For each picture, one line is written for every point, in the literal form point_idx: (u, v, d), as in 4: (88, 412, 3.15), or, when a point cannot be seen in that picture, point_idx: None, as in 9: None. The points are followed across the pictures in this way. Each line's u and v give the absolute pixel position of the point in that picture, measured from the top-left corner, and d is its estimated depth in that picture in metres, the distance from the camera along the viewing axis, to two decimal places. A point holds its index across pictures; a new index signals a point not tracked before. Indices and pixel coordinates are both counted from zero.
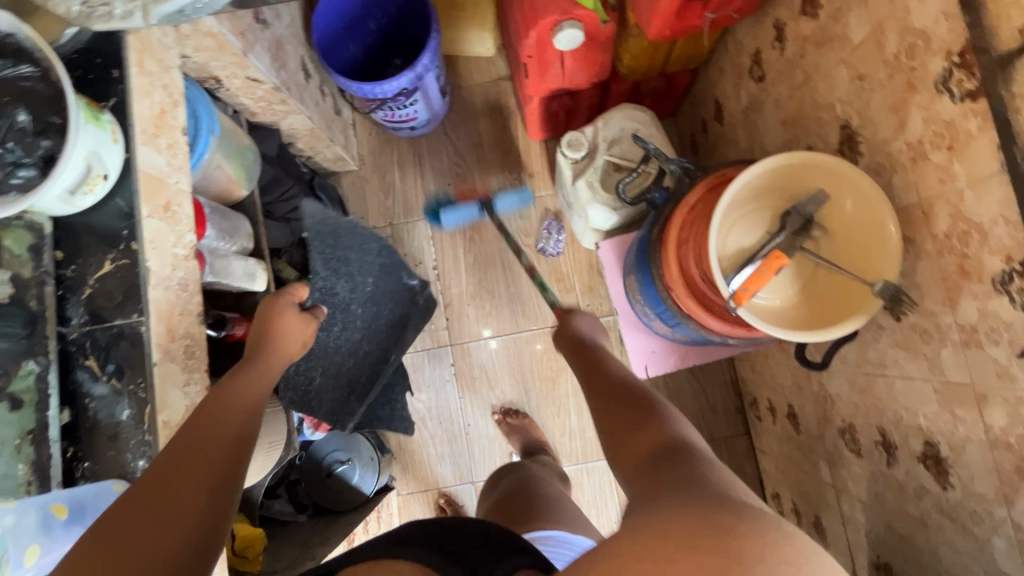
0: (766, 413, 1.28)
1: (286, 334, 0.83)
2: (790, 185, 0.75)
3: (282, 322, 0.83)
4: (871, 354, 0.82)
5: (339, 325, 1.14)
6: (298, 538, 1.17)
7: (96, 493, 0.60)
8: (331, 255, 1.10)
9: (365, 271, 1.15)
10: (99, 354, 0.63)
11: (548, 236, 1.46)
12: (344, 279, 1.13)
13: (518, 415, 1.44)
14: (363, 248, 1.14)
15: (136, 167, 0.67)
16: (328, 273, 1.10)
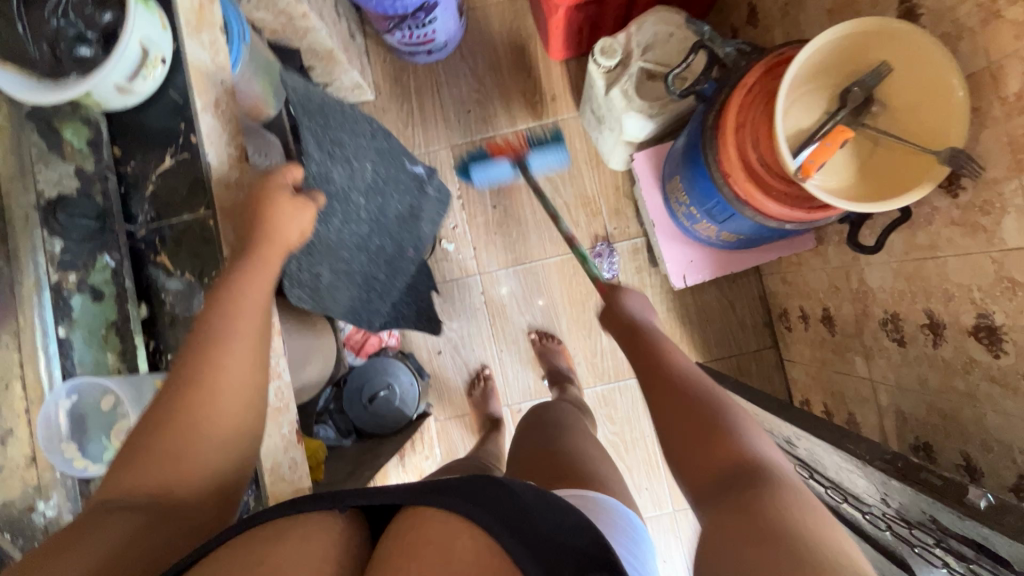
0: (797, 321, 1.30)
1: (279, 223, 0.63)
2: (852, 61, 0.74)
3: (274, 209, 0.62)
4: (922, 238, 0.83)
5: (337, 217, 0.90)
6: (348, 458, 1.20)
7: None
8: (322, 135, 0.88)
9: (363, 155, 0.92)
10: (170, 249, 0.63)
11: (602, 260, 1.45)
12: (339, 164, 0.88)
13: (551, 338, 1.45)
14: (356, 127, 0.92)
15: (186, 58, 0.64)
16: (321, 156, 0.86)
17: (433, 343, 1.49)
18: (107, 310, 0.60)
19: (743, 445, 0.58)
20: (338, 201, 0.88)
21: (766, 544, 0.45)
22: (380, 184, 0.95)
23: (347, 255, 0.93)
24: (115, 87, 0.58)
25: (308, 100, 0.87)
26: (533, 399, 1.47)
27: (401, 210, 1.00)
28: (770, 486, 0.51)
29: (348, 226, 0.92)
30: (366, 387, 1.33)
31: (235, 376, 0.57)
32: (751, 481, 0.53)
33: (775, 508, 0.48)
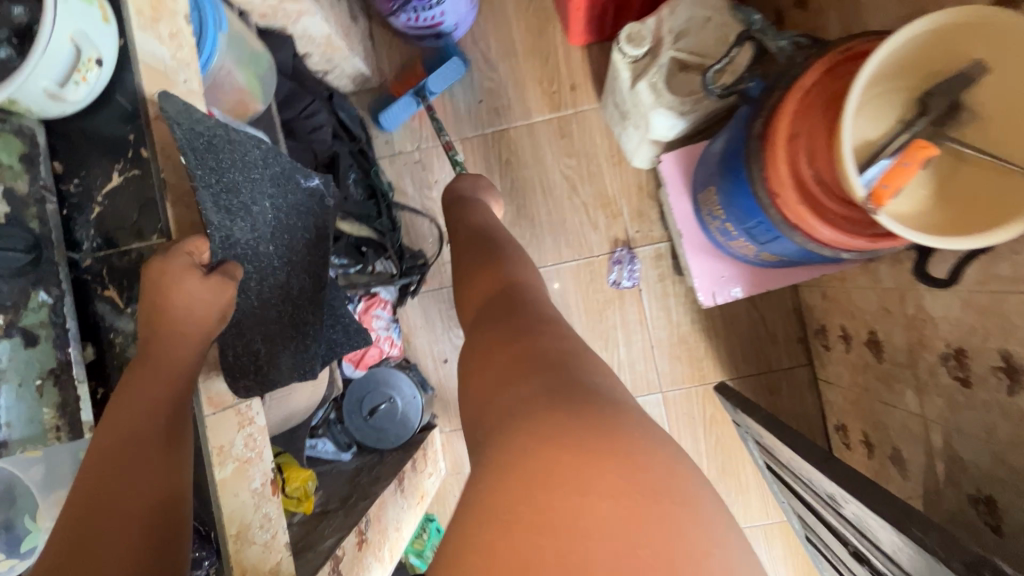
0: (837, 341, 1.18)
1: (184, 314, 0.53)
2: (937, 58, 0.60)
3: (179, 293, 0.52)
4: (1005, 269, 0.70)
5: (257, 278, 0.65)
6: (344, 477, 1.13)
7: None
8: (215, 182, 0.57)
9: (262, 195, 0.64)
10: (119, 282, 0.54)
11: (621, 267, 1.34)
12: (245, 217, 0.61)
13: None
14: (247, 160, 0.62)
15: (136, 56, 0.55)
16: (222, 213, 0.57)
17: (439, 351, 1.40)
18: (43, 356, 0.51)
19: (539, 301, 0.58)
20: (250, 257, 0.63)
21: (532, 374, 0.43)
22: (291, 223, 0.68)
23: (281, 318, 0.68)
24: (45, 94, 0.49)
25: (195, 135, 0.55)
26: None
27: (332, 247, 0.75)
28: (550, 326, 0.52)
29: (275, 283, 0.67)
30: (366, 399, 1.25)
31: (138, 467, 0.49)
32: (538, 320, 0.53)
33: (560, 342, 0.49)
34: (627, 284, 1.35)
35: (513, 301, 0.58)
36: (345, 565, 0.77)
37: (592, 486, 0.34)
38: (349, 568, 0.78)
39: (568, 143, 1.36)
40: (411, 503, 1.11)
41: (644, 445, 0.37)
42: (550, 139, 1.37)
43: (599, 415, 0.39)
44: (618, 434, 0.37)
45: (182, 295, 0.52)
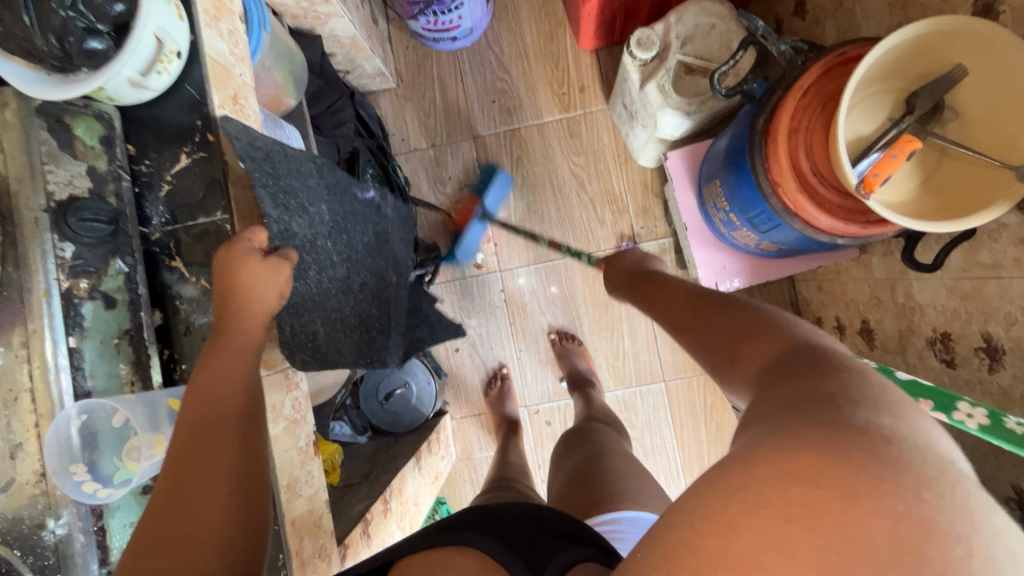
0: (831, 331, 1.25)
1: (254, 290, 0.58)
2: (922, 62, 0.67)
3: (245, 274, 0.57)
4: (984, 256, 0.77)
5: (314, 268, 0.73)
6: (363, 457, 1.19)
7: None
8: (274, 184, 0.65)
9: (316, 196, 0.74)
10: (185, 253, 0.60)
11: None
12: (300, 215, 0.70)
13: (574, 340, 1.40)
14: (303, 168, 0.71)
15: (203, 50, 0.61)
16: (279, 209, 0.66)
17: (451, 340, 1.46)
18: (120, 318, 0.56)
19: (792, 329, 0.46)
20: (310, 254, 0.72)
21: (800, 401, 0.35)
22: (342, 220, 0.79)
23: (336, 302, 0.79)
24: (129, 81, 0.54)
25: (255, 148, 0.61)
26: (552, 401, 1.44)
27: (367, 240, 0.86)
28: (823, 354, 0.41)
29: (330, 275, 0.77)
30: (383, 384, 1.31)
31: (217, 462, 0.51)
32: (814, 352, 0.41)
33: (832, 369, 0.38)
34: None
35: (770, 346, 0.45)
36: (373, 528, 0.83)
37: (827, 509, 0.29)
38: (376, 531, 0.84)
39: (577, 142, 1.43)
40: (426, 481, 1.16)
41: (900, 452, 0.30)
42: (560, 138, 1.43)
43: (837, 424, 0.32)
44: (880, 452, 0.30)
45: (240, 265, 0.57)
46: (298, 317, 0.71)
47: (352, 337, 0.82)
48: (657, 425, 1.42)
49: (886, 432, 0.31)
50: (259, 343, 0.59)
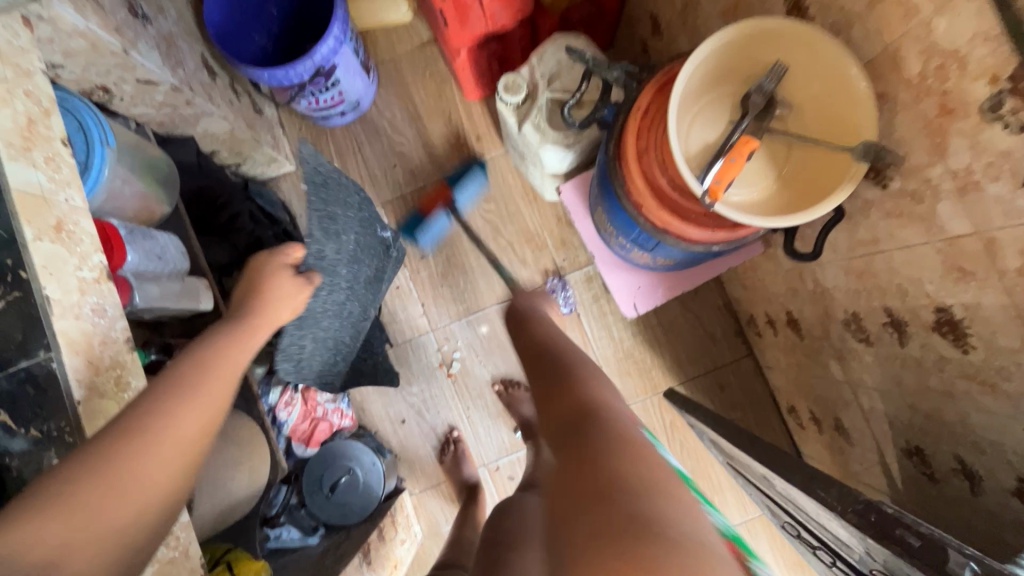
0: (766, 326, 1.24)
1: (273, 294, 0.87)
2: (745, 65, 0.69)
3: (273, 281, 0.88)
4: (863, 233, 0.77)
5: (327, 288, 1.05)
6: (310, 562, 1.10)
7: None
8: (320, 209, 0.99)
9: (351, 227, 1.08)
10: (9, 406, 0.54)
11: (556, 296, 1.38)
12: (333, 241, 1.03)
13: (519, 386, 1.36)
14: (347, 202, 1.07)
15: (7, 185, 0.57)
16: (321, 233, 0.99)
17: (395, 413, 1.40)
18: None
19: (604, 415, 0.60)
20: (330, 275, 1.04)
21: (597, 494, 0.48)
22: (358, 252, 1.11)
23: (329, 323, 1.11)
24: None
25: (315, 171, 0.98)
26: (510, 453, 1.38)
27: (370, 273, 1.17)
28: (603, 431, 0.57)
29: (333, 295, 1.08)
30: (326, 475, 1.23)
31: (186, 426, 0.60)
32: (588, 417, 0.60)
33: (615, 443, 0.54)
34: (565, 310, 1.39)
35: (584, 415, 0.60)
36: None
37: None
38: None
39: (484, 189, 1.43)
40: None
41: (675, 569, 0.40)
42: None
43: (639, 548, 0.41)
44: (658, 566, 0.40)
45: (269, 276, 0.88)
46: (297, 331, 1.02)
47: (324, 356, 1.14)
48: None
49: (661, 543, 0.42)
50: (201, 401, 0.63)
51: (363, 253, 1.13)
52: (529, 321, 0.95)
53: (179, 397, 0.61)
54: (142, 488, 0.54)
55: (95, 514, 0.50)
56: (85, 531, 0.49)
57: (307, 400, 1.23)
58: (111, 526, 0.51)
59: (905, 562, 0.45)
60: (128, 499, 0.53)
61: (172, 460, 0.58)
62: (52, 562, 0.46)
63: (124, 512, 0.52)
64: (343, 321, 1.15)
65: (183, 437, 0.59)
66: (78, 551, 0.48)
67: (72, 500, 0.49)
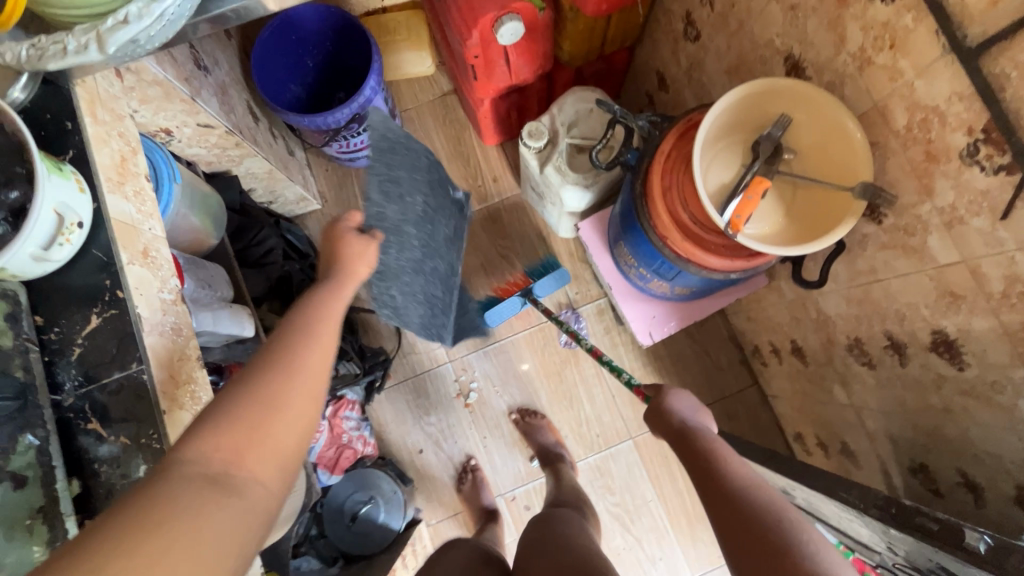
0: (770, 355, 1.31)
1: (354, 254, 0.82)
2: (754, 116, 0.79)
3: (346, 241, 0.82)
4: (861, 263, 0.86)
5: (395, 247, 0.98)
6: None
7: None
8: (380, 171, 0.99)
9: (414, 190, 1.03)
10: (101, 414, 0.59)
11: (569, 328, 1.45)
12: (396, 202, 0.99)
13: (536, 415, 1.40)
14: (415, 167, 1.04)
15: (108, 215, 0.64)
16: (380, 195, 0.97)
17: (413, 443, 1.42)
18: (32, 496, 0.54)
19: (755, 495, 0.65)
20: (395, 233, 0.97)
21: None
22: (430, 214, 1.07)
23: (409, 278, 1.02)
24: (32, 257, 0.57)
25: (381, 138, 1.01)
26: (526, 483, 1.40)
27: (449, 231, 1.12)
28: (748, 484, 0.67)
29: (408, 253, 1.01)
30: (348, 503, 1.25)
31: (321, 357, 0.63)
32: None
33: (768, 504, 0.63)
34: (578, 341, 1.45)
35: None
36: None
37: None
38: None
39: (500, 226, 1.52)
40: None
41: None
42: (483, 225, 1.52)
43: None
44: None
45: (337, 236, 0.83)
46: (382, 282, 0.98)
47: (420, 312, 1.08)
48: (635, 485, 1.39)
49: None
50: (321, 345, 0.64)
51: (433, 213, 1.08)
52: (689, 437, 0.80)
53: (301, 335, 0.63)
54: (300, 405, 0.58)
55: (265, 426, 0.54)
56: (253, 445, 0.53)
57: (333, 427, 1.22)
58: (275, 438, 0.54)
59: (926, 543, 0.51)
60: (284, 414, 0.56)
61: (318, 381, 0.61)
62: (230, 465, 0.51)
63: (288, 425, 0.56)
64: (426, 278, 1.07)
65: (324, 365, 0.62)
66: (252, 454, 0.52)
67: (244, 416, 0.54)
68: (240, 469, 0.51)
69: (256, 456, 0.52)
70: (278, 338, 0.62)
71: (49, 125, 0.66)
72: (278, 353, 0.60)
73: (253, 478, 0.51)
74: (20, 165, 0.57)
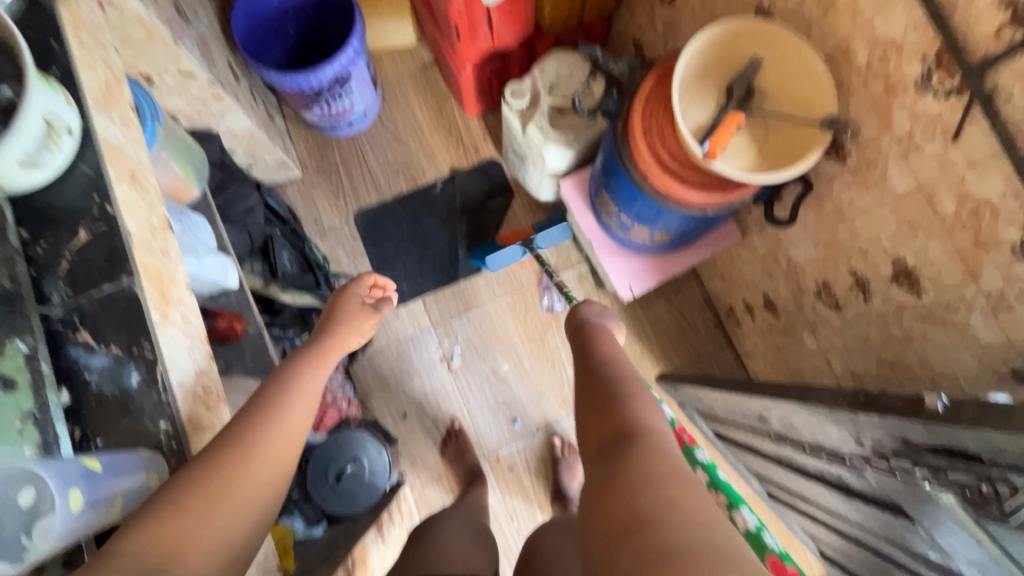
0: (743, 314, 1.36)
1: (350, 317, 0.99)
2: (727, 59, 0.84)
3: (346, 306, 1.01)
4: (828, 204, 0.91)
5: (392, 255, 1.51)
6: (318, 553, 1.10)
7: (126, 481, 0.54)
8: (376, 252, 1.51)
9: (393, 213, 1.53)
10: (91, 326, 0.59)
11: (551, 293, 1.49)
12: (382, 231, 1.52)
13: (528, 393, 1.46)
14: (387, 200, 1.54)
15: (96, 133, 0.64)
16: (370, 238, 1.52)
17: (397, 407, 1.43)
18: (21, 401, 0.53)
19: (627, 388, 0.72)
20: (391, 249, 1.51)
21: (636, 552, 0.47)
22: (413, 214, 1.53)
23: (406, 264, 1.50)
24: (18, 163, 0.57)
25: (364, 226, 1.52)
26: (509, 445, 1.42)
27: (441, 215, 1.53)
28: (642, 452, 0.59)
29: (404, 249, 1.51)
30: (331, 465, 1.23)
31: (281, 434, 0.67)
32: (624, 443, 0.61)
33: (652, 472, 0.55)
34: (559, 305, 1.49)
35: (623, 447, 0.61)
36: None
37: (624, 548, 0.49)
38: None
39: (482, 194, 1.54)
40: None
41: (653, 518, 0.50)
42: (465, 193, 1.54)
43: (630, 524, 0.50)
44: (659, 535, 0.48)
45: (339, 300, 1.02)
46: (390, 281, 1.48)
47: (432, 275, 1.50)
48: None
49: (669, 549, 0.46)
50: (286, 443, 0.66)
51: (420, 206, 1.54)
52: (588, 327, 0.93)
53: (280, 409, 0.69)
54: (252, 483, 0.60)
55: (222, 500, 0.56)
56: (198, 536, 0.52)
57: None
58: (222, 524, 0.55)
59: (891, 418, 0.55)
60: (242, 489, 0.58)
61: (271, 467, 0.63)
62: (169, 559, 0.49)
63: (241, 500, 0.58)
64: (429, 247, 1.51)
65: (284, 443, 0.66)
66: (195, 547, 0.52)
67: (203, 489, 0.55)
68: (178, 561, 0.50)
69: (197, 552, 0.52)
70: (257, 399, 0.70)
71: (36, 43, 0.66)
72: (246, 421, 0.65)
73: (199, 562, 0.51)
74: (11, 64, 0.57)
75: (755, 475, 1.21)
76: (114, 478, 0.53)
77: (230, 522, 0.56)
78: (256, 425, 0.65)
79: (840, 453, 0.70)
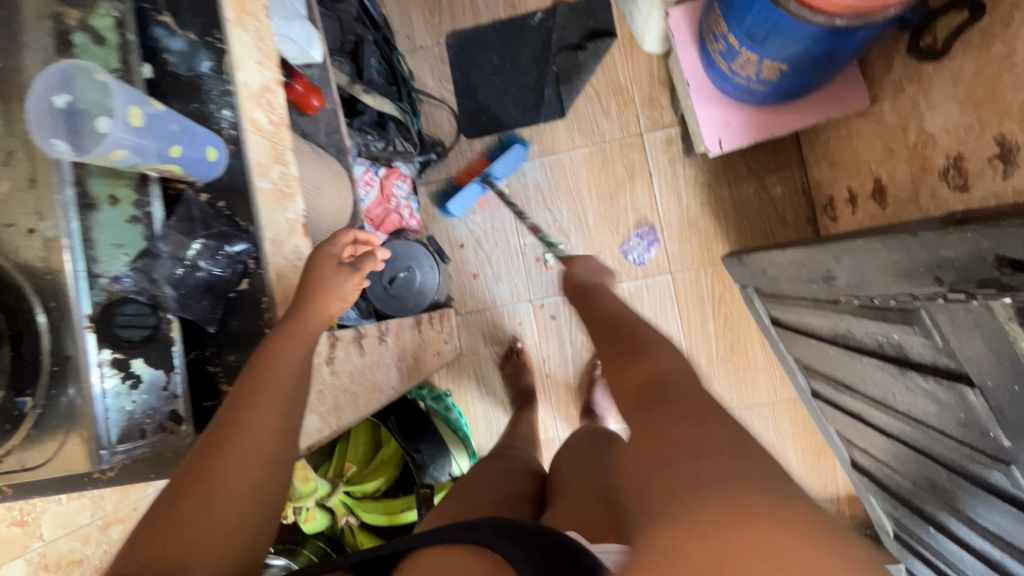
0: (844, 205, 1.20)
1: (324, 283, 0.63)
2: None
3: (316, 267, 0.63)
4: (998, 46, 0.73)
5: (475, 86, 1.45)
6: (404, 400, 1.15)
7: (191, 146, 0.57)
8: (462, 79, 1.46)
9: (484, 39, 1.45)
10: (173, 10, 0.62)
11: (638, 242, 1.39)
12: (470, 59, 1.46)
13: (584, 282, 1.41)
14: (482, 23, 1.45)
15: None
16: (457, 67, 1.46)
17: (456, 236, 1.46)
18: (108, 57, 0.58)
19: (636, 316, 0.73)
20: (476, 80, 1.45)
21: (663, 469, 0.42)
22: (507, 43, 1.44)
23: (488, 96, 1.45)
24: None
25: (455, 50, 1.46)
26: (557, 295, 1.42)
27: (532, 51, 1.43)
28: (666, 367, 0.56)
29: (489, 81, 1.45)
30: (387, 268, 1.31)
31: (262, 435, 0.51)
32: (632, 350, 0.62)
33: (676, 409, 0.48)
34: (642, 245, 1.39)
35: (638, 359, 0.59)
36: (367, 346, 0.84)
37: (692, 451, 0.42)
38: (370, 352, 0.84)
39: (581, 31, 1.41)
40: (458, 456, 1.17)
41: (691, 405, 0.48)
42: (564, 28, 1.41)
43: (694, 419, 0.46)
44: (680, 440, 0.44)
45: (315, 261, 0.64)
46: (469, 111, 1.45)
47: (512, 114, 1.44)
48: (663, 317, 1.39)
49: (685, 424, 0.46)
50: (290, 390, 0.55)
51: (514, 36, 1.44)
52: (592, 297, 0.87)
53: (269, 381, 0.54)
54: (232, 494, 0.46)
55: (206, 516, 0.44)
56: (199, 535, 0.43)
57: (384, 188, 1.36)
58: (226, 522, 0.45)
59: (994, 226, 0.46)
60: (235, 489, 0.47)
61: (262, 457, 0.50)
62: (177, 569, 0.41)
63: (234, 512, 0.46)
64: (515, 83, 1.43)
65: (280, 430, 0.53)
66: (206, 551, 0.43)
67: (179, 510, 0.44)
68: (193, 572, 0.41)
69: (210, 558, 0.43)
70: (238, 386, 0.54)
71: None
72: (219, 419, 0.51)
73: None
74: None
75: (803, 370, 1.13)
76: (176, 136, 0.56)
77: (231, 519, 0.45)
78: (242, 400, 0.52)
79: (908, 295, 0.61)
